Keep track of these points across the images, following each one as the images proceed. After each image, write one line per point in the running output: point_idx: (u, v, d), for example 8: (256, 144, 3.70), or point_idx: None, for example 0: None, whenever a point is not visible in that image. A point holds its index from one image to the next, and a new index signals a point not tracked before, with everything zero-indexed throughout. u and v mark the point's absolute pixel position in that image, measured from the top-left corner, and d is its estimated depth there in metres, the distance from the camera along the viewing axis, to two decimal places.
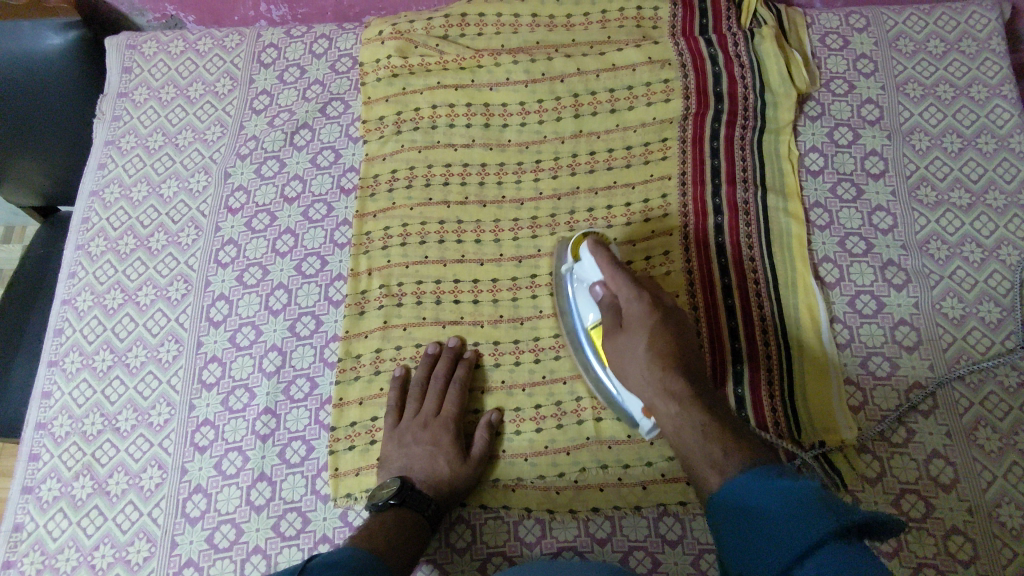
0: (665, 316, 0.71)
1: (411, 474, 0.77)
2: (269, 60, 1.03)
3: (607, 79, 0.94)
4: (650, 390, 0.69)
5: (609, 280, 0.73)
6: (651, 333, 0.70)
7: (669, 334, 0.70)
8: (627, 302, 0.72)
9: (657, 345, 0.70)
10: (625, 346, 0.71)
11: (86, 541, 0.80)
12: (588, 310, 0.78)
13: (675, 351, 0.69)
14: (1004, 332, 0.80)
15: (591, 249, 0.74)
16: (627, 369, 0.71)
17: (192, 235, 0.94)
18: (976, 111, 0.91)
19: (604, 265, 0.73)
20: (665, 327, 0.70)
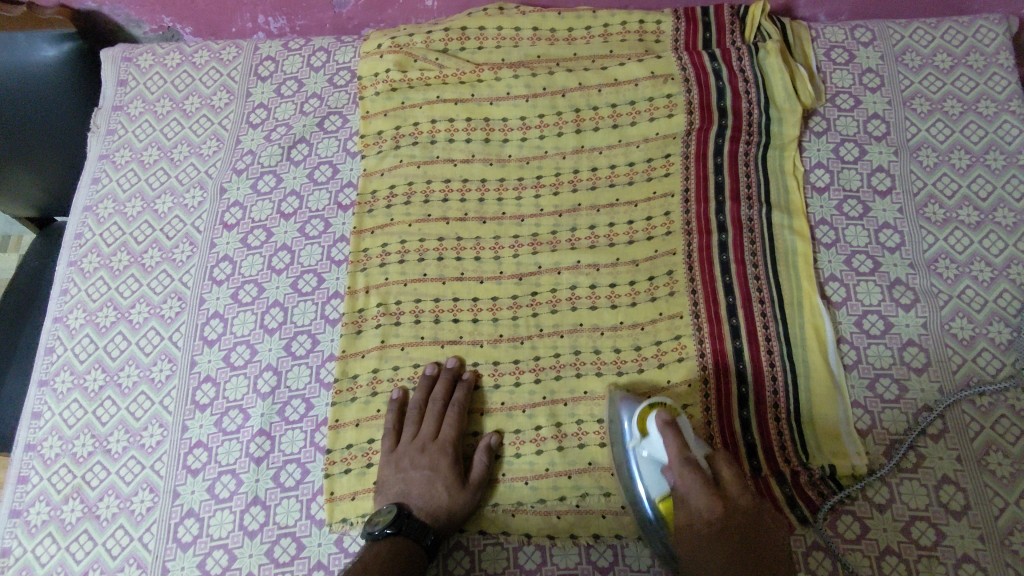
0: (742, 519, 0.65)
1: (409, 500, 0.75)
2: (266, 73, 1.02)
3: (610, 94, 0.92)
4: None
5: (680, 473, 0.68)
6: (726, 541, 0.64)
7: (746, 540, 0.64)
8: (698, 502, 0.67)
9: (731, 561, 0.63)
10: (696, 552, 0.66)
11: (76, 566, 0.78)
12: (653, 488, 0.72)
13: (749, 557, 0.63)
14: (1015, 354, 0.78)
15: (661, 430, 0.71)
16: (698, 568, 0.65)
17: (186, 252, 0.93)
18: (984, 126, 0.90)
19: (675, 451, 0.69)
20: (741, 531, 0.64)
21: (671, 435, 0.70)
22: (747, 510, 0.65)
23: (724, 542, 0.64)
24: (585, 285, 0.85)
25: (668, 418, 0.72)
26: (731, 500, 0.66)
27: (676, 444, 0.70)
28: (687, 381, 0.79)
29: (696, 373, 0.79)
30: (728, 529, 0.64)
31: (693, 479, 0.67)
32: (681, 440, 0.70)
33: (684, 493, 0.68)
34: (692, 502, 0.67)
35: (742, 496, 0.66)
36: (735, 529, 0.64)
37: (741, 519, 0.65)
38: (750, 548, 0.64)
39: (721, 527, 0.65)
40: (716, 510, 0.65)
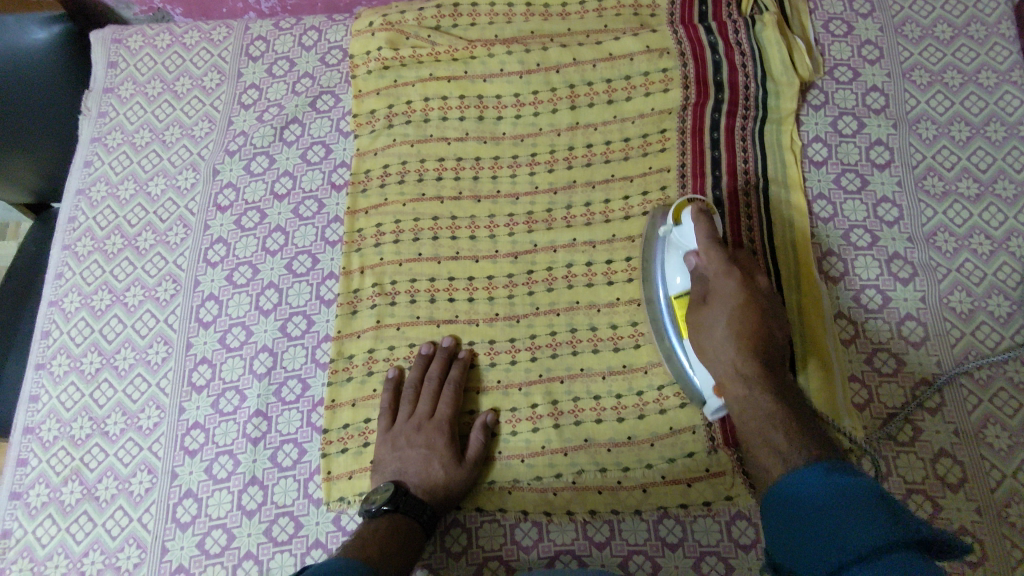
0: (756, 298, 0.68)
1: (405, 479, 0.75)
2: (258, 53, 1.01)
3: (604, 69, 0.91)
4: (724, 373, 0.67)
5: (706, 255, 0.70)
6: (738, 317, 0.67)
7: (756, 314, 0.68)
8: (719, 279, 0.70)
9: (739, 327, 0.67)
10: (706, 320, 0.69)
11: (76, 547, 0.79)
12: (675, 272, 0.75)
13: (759, 332, 0.67)
14: (1014, 327, 0.78)
15: (695, 215, 0.72)
16: (705, 342, 0.69)
17: (180, 234, 0.92)
18: (985, 98, 0.88)
19: (704, 232, 0.70)
20: (754, 309, 0.68)
21: (703, 220, 0.71)
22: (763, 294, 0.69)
23: (735, 317, 0.67)
24: (581, 262, 0.84)
25: (703, 208, 0.72)
26: (750, 280, 0.70)
27: (707, 228, 0.71)
28: None
29: None
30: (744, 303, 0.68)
31: (717, 259, 0.69)
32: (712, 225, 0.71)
33: (706, 274, 0.71)
34: (713, 279, 0.70)
35: (760, 279, 0.70)
36: (749, 304, 0.68)
37: (756, 298, 0.68)
38: (760, 327, 0.67)
39: (737, 301, 0.68)
40: (733, 287, 0.68)
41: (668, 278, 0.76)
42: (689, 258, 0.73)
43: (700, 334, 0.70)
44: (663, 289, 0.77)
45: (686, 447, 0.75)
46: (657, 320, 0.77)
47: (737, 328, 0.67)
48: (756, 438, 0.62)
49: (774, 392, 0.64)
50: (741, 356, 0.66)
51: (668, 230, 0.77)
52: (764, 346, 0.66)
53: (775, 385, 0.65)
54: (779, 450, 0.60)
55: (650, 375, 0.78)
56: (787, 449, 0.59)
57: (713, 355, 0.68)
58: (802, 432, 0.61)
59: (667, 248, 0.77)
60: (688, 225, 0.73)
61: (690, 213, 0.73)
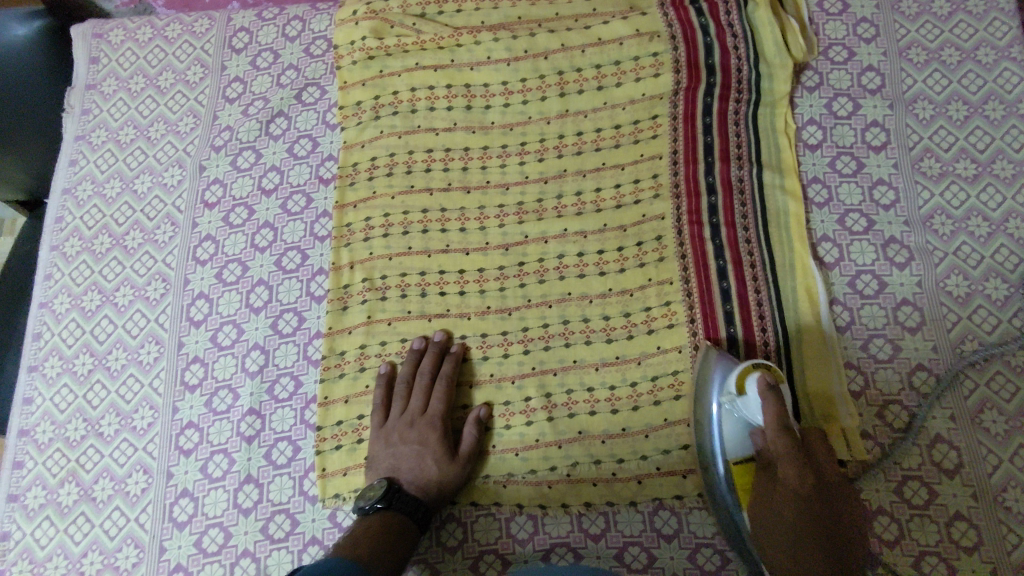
0: (825, 490, 0.67)
1: (399, 476, 0.75)
2: (241, 45, 0.99)
3: (593, 55, 0.89)
4: (789, 566, 0.66)
5: (776, 438, 0.68)
6: (808, 510, 0.66)
7: (825, 508, 0.66)
8: (787, 467, 0.68)
9: (809, 523, 0.66)
10: (772, 510, 0.68)
11: (75, 548, 0.79)
12: (733, 441, 0.72)
13: (829, 529, 0.65)
14: (1012, 310, 0.77)
15: (762, 395, 0.69)
16: (769, 531, 0.68)
17: (168, 232, 0.91)
18: (984, 75, 0.86)
19: (776, 415, 0.68)
20: (823, 500, 0.66)
21: (775, 399, 0.68)
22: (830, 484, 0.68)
23: (805, 515, 0.66)
24: (573, 253, 0.83)
25: (772, 382, 0.69)
26: (817, 468, 0.68)
27: (779, 409, 0.68)
28: (677, 346, 0.77)
29: (686, 339, 0.77)
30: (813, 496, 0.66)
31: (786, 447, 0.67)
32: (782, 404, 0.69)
33: (773, 457, 0.69)
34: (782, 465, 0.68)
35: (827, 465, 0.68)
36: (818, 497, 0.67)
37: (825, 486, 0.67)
38: (826, 516, 0.66)
39: (807, 495, 0.67)
40: (804, 477, 0.67)
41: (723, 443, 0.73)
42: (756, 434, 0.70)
43: (765, 521, 0.68)
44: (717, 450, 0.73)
45: (681, 438, 0.75)
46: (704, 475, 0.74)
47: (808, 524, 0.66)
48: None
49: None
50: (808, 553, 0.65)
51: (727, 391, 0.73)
52: (832, 540, 0.65)
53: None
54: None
55: (643, 366, 0.78)
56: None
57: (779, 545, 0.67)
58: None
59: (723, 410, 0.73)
60: (756, 399, 0.70)
61: (757, 391, 0.69)
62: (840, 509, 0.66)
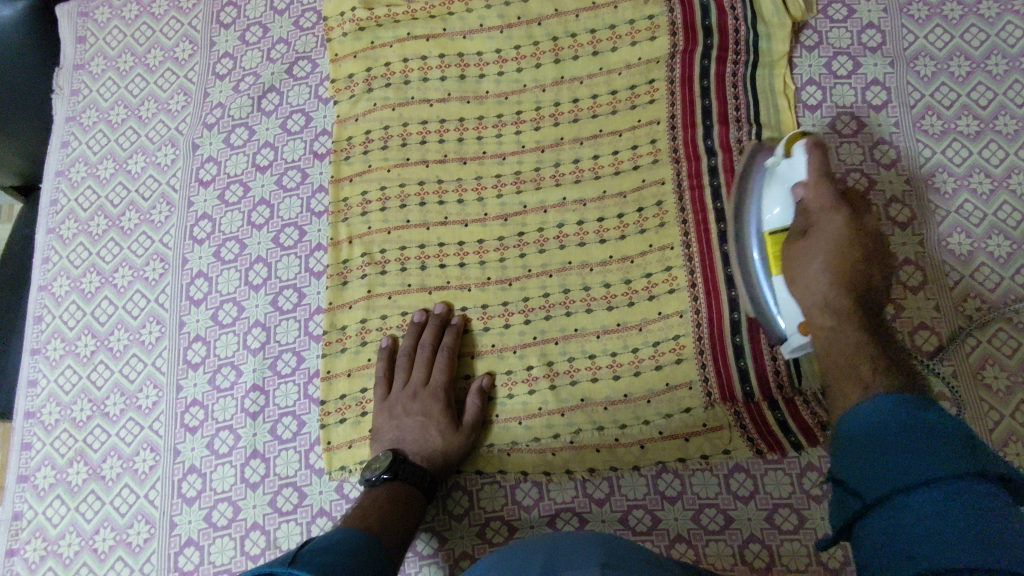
0: (862, 235, 0.66)
1: (403, 446, 0.75)
2: (229, 20, 0.97)
3: (588, 19, 0.88)
4: (815, 303, 0.64)
5: (813, 189, 0.67)
6: (838, 253, 0.64)
7: (859, 250, 0.65)
8: (825, 213, 0.66)
9: (840, 265, 0.64)
10: (805, 252, 0.66)
11: (87, 525, 0.80)
12: (773, 205, 0.71)
13: (858, 270, 0.64)
14: (1014, 267, 0.76)
15: (809, 148, 0.68)
16: (798, 274, 0.66)
17: (164, 212, 0.91)
18: (986, 29, 0.85)
19: (814, 167, 0.67)
20: (855, 246, 0.65)
21: (816, 154, 0.68)
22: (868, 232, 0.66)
23: (837, 250, 0.65)
24: (572, 221, 0.83)
25: (817, 140, 0.69)
26: (856, 219, 0.66)
27: (821, 163, 0.67)
28: (678, 312, 0.77)
29: (687, 305, 0.77)
30: (850, 239, 0.65)
31: (826, 193, 0.66)
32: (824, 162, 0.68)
33: (814, 211, 0.67)
34: (815, 213, 0.67)
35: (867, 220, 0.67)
36: (854, 240, 0.65)
37: (859, 236, 0.65)
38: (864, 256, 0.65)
39: (845, 239, 0.65)
40: (838, 221, 0.65)
41: (764, 212, 0.72)
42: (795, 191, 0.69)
43: (795, 266, 0.67)
44: (757, 222, 0.73)
45: (683, 403, 0.75)
46: (744, 252, 0.74)
47: (839, 262, 0.64)
48: (839, 359, 0.60)
49: (863, 325, 0.61)
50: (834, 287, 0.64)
51: (775, 161, 0.73)
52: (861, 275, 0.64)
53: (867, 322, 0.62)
54: (862, 377, 0.58)
55: (644, 333, 0.78)
56: (873, 372, 0.57)
57: (805, 287, 0.66)
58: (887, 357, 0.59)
59: (768, 179, 0.72)
60: (800, 157, 0.69)
61: (803, 147, 0.69)
62: (870, 257, 0.65)
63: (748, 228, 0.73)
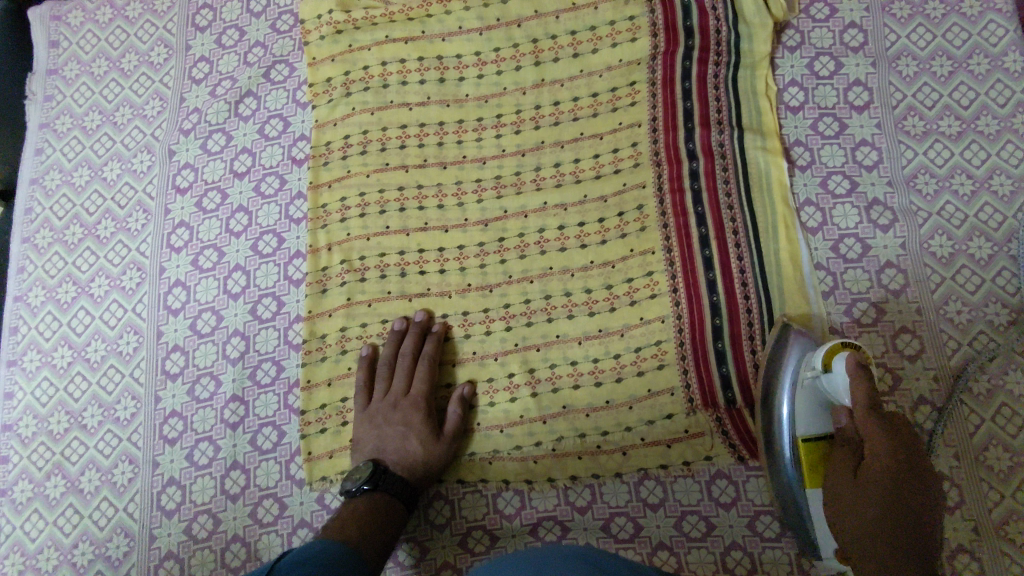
0: (917, 477, 0.61)
1: (384, 457, 0.75)
2: (205, 23, 0.96)
3: (568, 21, 0.87)
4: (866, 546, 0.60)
5: (858, 417, 0.63)
6: (884, 498, 0.61)
7: (914, 497, 0.60)
8: (875, 450, 0.63)
9: (894, 511, 0.60)
10: (853, 490, 0.63)
11: (66, 539, 0.79)
12: (809, 416, 0.67)
13: (913, 517, 0.60)
14: (995, 269, 0.76)
15: (851, 371, 0.63)
16: (845, 513, 0.63)
17: (141, 220, 0.90)
18: (968, 28, 0.84)
19: (858, 394, 0.63)
20: (909, 493, 0.61)
21: (861, 377, 0.63)
22: (923, 472, 0.62)
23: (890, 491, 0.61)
24: (553, 227, 0.82)
25: (861, 360, 0.63)
26: (911, 459, 0.62)
27: (863, 389, 0.62)
28: (659, 317, 0.77)
29: (668, 310, 0.77)
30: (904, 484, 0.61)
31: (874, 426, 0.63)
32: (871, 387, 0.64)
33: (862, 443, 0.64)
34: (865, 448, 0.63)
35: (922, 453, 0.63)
36: (907, 485, 0.61)
37: (914, 480, 0.61)
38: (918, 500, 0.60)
39: (898, 483, 0.61)
40: (887, 463, 0.62)
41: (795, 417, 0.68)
42: (838, 414, 0.66)
43: (837, 499, 0.63)
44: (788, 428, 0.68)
45: (666, 409, 0.75)
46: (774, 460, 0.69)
47: (892, 509, 0.60)
48: None
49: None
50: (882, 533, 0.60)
51: (812, 371, 0.67)
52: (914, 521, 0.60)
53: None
54: None
55: (626, 338, 0.77)
56: None
57: (847, 527, 0.62)
58: None
59: (802, 387, 0.68)
60: (840, 379, 0.64)
61: (845, 367, 0.64)
62: (924, 504, 0.60)
63: (777, 433, 0.69)
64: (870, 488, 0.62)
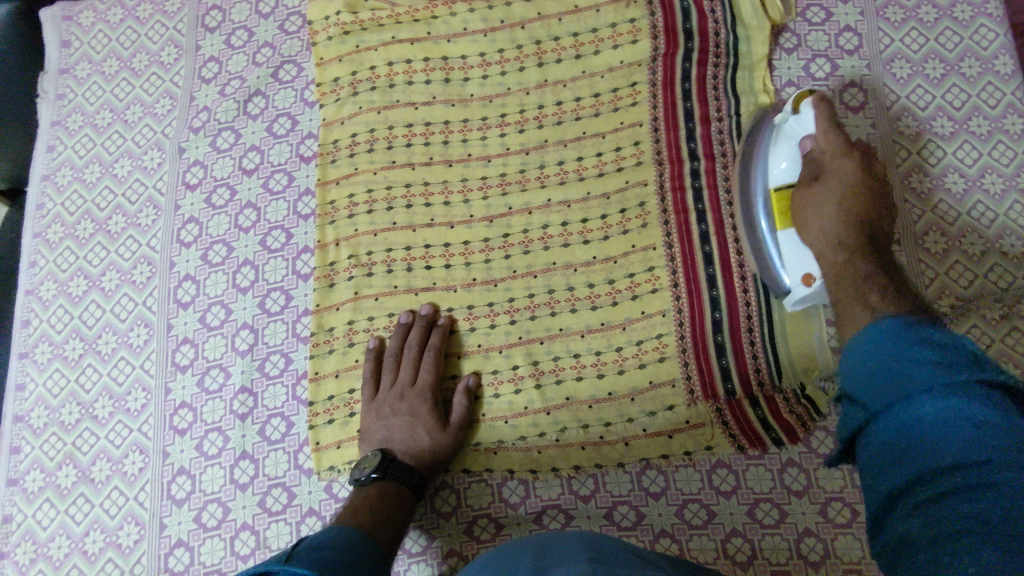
0: (872, 177, 0.67)
1: (392, 445, 0.76)
2: (214, 24, 0.98)
3: (571, 23, 0.89)
4: (827, 243, 0.65)
5: (821, 139, 0.69)
6: (847, 192, 0.66)
7: (868, 193, 0.66)
8: (835, 158, 0.68)
9: (852, 206, 0.65)
10: (816, 196, 0.68)
11: (76, 528, 0.81)
12: (782, 158, 0.73)
13: (869, 213, 0.65)
14: (987, 265, 0.78)
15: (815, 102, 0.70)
16: (809, 220, 0.68)
17: (151, 216, 0.91)
18: (960, 32, 0.86)
19: (822, 117, 0.69)
20: (865, 192, 0.66)
21: (824, 106, 0.70)
22: (879, 179, 0.67)
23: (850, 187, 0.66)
24: (557, 223, 0.84)
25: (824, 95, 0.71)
26: (868, 165, 0.68)
27: (827, 115, 0.69)
28: (660, 311, 0.79)
29: (669, 304, 0.79)
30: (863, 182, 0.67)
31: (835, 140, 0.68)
32: (833, 115, 0.70)
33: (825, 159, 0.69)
34: (827, 160, 0.68)
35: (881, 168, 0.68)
36: (865, 184, 0.66)
37: (870, 184, 0.67)
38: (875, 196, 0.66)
39: (859, 183, 0.66)
40: (850, 167, 0.67)
41: (771, 164, 0.75)
42: (804, 143, 0.71)
43: (803, 209, 0.69)
44: (763, 177, 0.75)
45: (667, 400, 0.77)
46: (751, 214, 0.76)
47: (850, 204, 0.65)
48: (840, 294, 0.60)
49: (873, 258, 0.62)
50: (841, 225, 0.65)
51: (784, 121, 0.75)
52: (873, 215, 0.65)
53: (880, 260, 0.61)
54: (866, 295, 0.57)
55: (628, 332, 0.79)
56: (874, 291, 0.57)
57: (812, 230, 0.67)
58: (888, 281, 0.59)
59: (777, 137, 0.75)
60: (807, 113, 0.71)
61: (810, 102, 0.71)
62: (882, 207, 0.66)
63: (754, 186, 0.76)
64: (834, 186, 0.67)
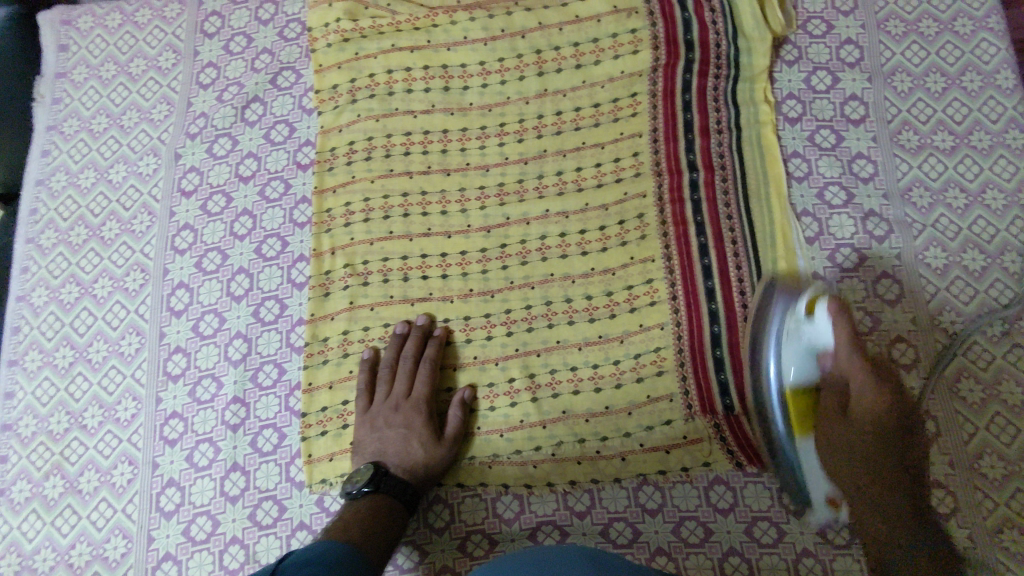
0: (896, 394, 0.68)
1: (385, 459, 0.75)
2: (213, 30, 0.97)
3: (571, 33, 0.88)
4: (867, 484, 0.68)
5: (845, 362, 0.68)
6: (877, 431, 0.67)
7: (896, 415, 0.67)
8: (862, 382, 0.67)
9: (883, 440, 0.67)
10: (848, 432, 0.69)
11: (63, 540, 0.79)
12: (795, 366, 0.71)
13: (900, 436, 0.67)
14: (988, 281, 0.78)
15: (835, 315, 0.68)
16: (841, 456, 0.69)
17: (145, 222, 0.90)
18: (961, 46, 0.86)
19: (845, 341, 0.67)
20: (893, 417, 0.67)
21: (844, 320, 0.68)
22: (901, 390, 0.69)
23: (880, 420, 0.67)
24: (554, 234, 0.83)
25: (841, 304, 0.69)
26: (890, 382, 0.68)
27: (849, 332, 0.68)
28: (659, 324, 0.78)
29: (668, 317, 0.78)
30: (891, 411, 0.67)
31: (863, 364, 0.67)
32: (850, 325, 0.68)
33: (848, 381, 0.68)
34: (852, 380, 0.68)
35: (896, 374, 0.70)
36: (895, 409, 0.67)
37: (897, 406, 0.68)
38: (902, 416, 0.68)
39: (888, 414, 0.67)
40: (880, 398, 0.67)
41: (782, 368, 0.72)
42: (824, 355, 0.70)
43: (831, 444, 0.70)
44: (775, 377, 0.72)
45: (664, 415, 0.76)
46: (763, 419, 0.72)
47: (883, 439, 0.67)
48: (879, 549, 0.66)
49: (911, 505, 0.66)
50: (873, 453, 0.68)
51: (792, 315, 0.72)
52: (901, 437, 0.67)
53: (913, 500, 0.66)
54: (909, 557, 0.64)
55: (626, 345, 0.78)
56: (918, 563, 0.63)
57: (847, 466, 0.69)
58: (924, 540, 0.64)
59: (787, 337, 0.72)
60: (826, 324, 0.69)
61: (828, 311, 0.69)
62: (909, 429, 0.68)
63: (766, 383, 0.72)
64: (866, 422, 0.68)
